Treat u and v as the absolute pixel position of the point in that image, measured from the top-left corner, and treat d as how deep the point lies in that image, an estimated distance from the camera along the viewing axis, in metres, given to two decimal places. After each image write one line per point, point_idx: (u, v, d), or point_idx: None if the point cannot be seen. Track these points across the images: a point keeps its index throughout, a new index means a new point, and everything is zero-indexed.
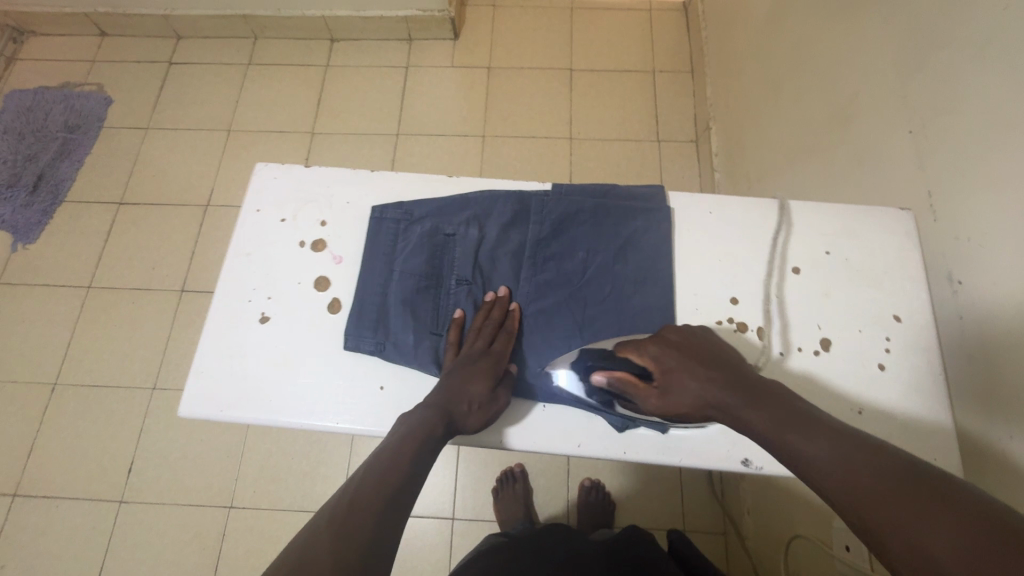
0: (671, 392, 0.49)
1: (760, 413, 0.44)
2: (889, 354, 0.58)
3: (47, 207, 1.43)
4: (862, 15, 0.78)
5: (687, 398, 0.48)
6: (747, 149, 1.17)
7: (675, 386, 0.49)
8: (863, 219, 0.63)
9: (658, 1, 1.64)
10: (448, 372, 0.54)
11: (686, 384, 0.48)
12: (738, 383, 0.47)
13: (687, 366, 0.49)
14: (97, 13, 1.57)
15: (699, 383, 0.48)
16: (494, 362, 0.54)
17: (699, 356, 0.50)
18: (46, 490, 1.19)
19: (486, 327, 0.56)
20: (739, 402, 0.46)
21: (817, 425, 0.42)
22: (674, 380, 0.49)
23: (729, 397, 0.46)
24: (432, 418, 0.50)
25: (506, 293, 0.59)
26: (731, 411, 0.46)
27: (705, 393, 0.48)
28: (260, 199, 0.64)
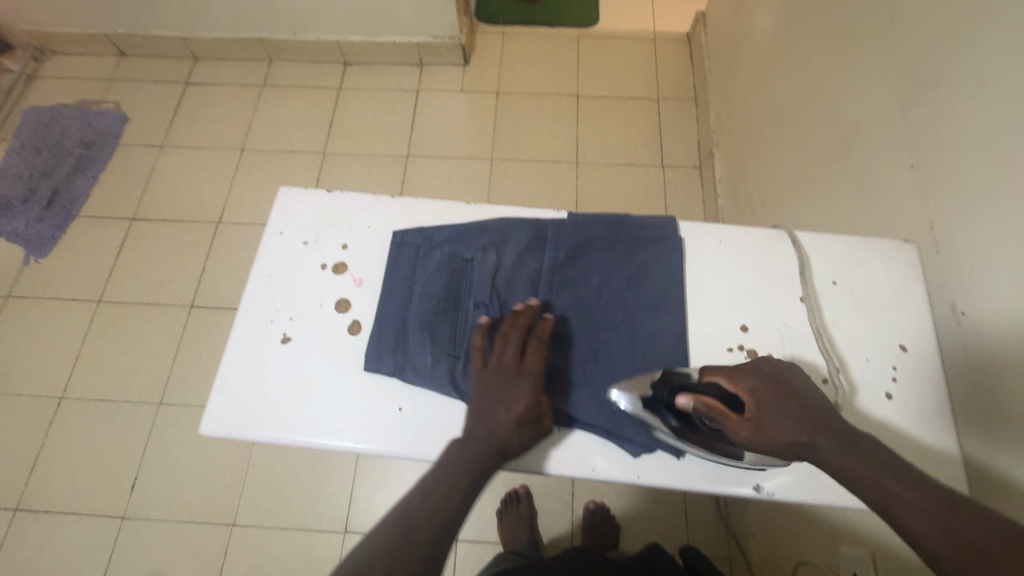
0: (765, 427, 0.46)
1: (858, 463, 0.42)
2: (896, 383, 0.59)
3: (60, 221, 1.45)
4: (863, 53, 0.82)
5: (780, 437, 0.45)
6: (751, 176, 1.20)
7: (768, 419, 0.46)
8: (867, 251, 0.65)
9: (662, 31, 1.69)
10: (482, 387, 0.54)
11: (779, 419, 0.46)
12: (833, 428, 0.45)
13: (783, 402, 0.47)
14: (118, 34, 1.61)
15: (795, 422, 0.45)
16: (526, 372, 0.55)
17: (797, 396, 0.47)
18: (48, 505, 1.18)
19: (512, 337, 0.56)
20: (837, 448, 0.43)
21: (906, 479, 0.40)
22: (766, 412, 0.47)
23: (823, 439, 0.44)
24: (478, 445, 0.51)
25: (530, 304, 0.59)
26: (828, 457, 0.43)
27: (800, 433, 0.45)
28: (283, 222, 0.66)
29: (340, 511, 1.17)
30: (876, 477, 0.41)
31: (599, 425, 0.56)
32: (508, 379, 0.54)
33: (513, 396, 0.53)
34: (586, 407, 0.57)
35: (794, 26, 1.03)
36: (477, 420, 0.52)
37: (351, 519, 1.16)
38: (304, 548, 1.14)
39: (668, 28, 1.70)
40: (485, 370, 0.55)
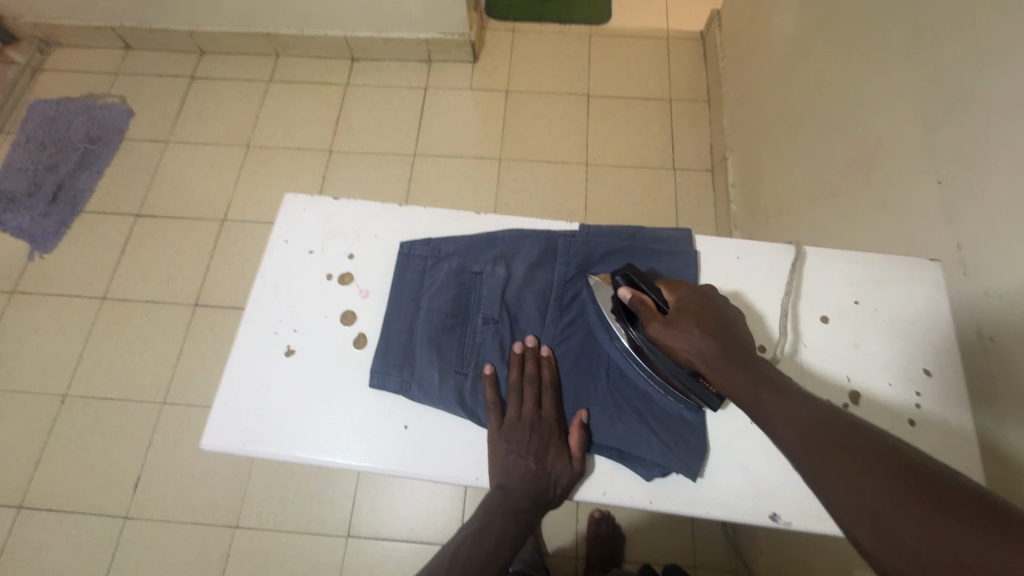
0: (677, 327, 0.51)
1: (744, 375, 0.48)
2: (919, 409, 0.56)
3: (65, 217, 1.44)
4: (888, 61, 0.79)
5: (688, 337, 0.51)
6: (765, 183, 1.17)
7: (682, 324, 0.51)
8: (891, 270, 0.63)
9: (675, 30, 1.66)
10: (503, 443, 0.53)
11: (693, 327, 0.51)
12: (735, 347, 0.50)
13: (703, 316, 0.52)
14: (124, 27, 1.59)
15: (705, 334, 0.51)
16: (548, 424, 0.54)
17: (720, 321, 0.52)
18: (51, 503, 1.18)
19: (525, 385, 0.56)
20: (729, 364, 0.49)
21: (780, 395, 0.46)
22: (684, 319, 0.52)
23: (721, 351, 0.49)
24: (515, 501, 0.52)
25: (535, 342, 0.58)
26: (717, 370, 0.49)
27: (703, 340, 0.50)
28: (288, 230, 0.64)
29: (344, 516, 1.16)
30: (755, 392, 0.47)
31: (613, 447, 0.54)
32: (530, 429, 0.54)
33: (540, 453, 0.53)
34: (608, 435, 0.54)
35: (814, 29, 1.00)
36: (513, 484, 0.52)
37: (354, 524, 1.15)
38: (306, 552, 1.13)
39: (681, 27, 1.66)
40: (502, 424, 0.54)
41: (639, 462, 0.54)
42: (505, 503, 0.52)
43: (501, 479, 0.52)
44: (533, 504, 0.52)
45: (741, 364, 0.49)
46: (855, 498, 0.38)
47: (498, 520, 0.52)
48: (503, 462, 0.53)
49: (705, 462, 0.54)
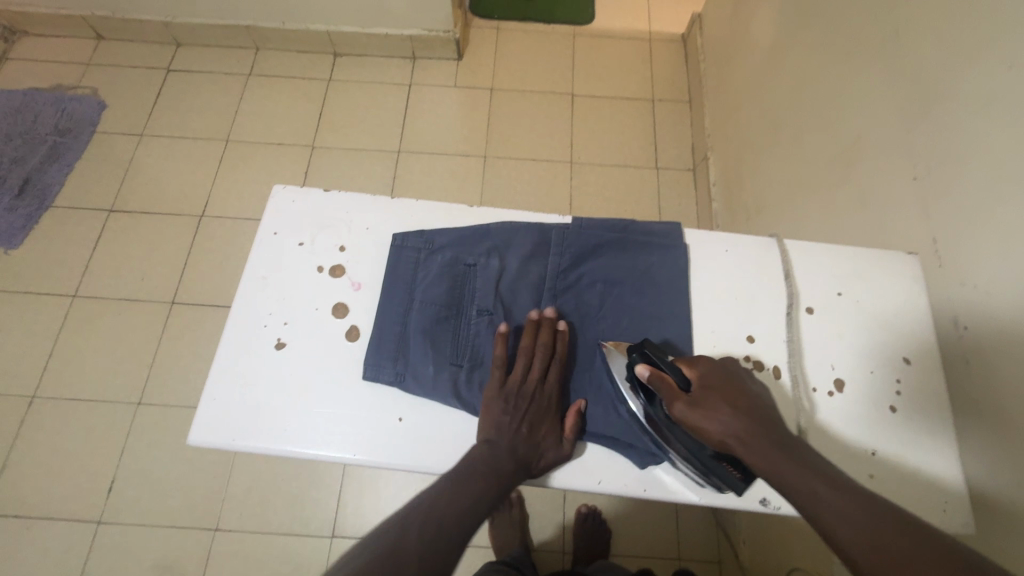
0: (705, 408, 0.48)
1: (782, 462, 0.45)
2: (899, 396, 0.59)
3: (32, 212, 1.38)
4: (865, 64, 0.82)
5: (718, 424, 0.48)
6: (746, 181, 1.20)
7: (710, 403, 0.49)
8: (871, 262, 0.65)
9: (657, 31, 1.68)
10: (501, 403, 0.53)
11: (719, 407, 0.48)
12: (768, 426, 0.48)
13: (726, 392, 0.50)
14: (95, 16, 1.54)
15: (733, 416, 0.48)
16: (545, 397, 0.55)
17: (746, 397, 0.50)
18: (19, 509, 1.13)
19: (534, 350, 0.56)
20: (768, 449, 0.46)
21: (808, 470, 0.44)
22: (710, 398, 0.49)
23: (758, 437, 0.47)
24: (505, 462, 0.50)
25: (552, 314, 0.59)
26: (757, 457, 0.46)
27: (733, 427, 0.47)
28: (276, 221, 0.63)
29: (328, 515, 1.14)
30: (800, 481, 0.44)
31: (607, 436, 0.55)
32: (531, 395, 0.54)
33: (534, 421, 0.53)
34: (603, 423, 0.55)
35: (793, 33, 1.03)
36: (503, 443, 0.51)
37: (338, 524, 1.14)
38: (289, 553, 1.11)
39: (663, 28, 1.69)
40: (503, 384, 0.54)
41: (636, 451, 0.54)
42: (494, 461, 0.50)
43: (490, 435, 0.52)
44: (519, 469, 0.51)
45: (776, 447, 0.46)
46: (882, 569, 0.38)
47: (482, 481, 0.48)
48: (497, 420, 0.52)
49: None
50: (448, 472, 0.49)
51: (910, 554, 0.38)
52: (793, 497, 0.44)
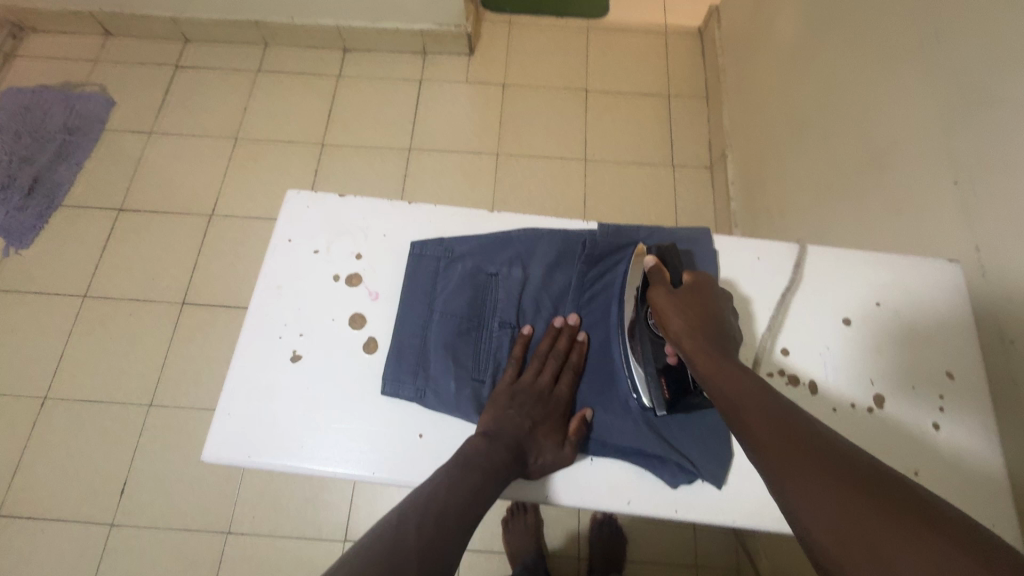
0: (677, 303, 0.52)
1: (718, 359, 0.47)
2: (943, 413, 0.56)
3: (42, 211, 1.37)
4: (900, 60, 0.78)
5: (682, 316, 0.51)
6: (767, 181, 1.17)
7: (683, 304, 0.52)
8: (912, 271, 0.62)
9: (673, 24, 1.64)
10: (510, 403, 0.53)
11: (689, 308, 0.52)
12: (723, 337, 0.50)
13: (705, 300, 0.53)
14: (103, 13, 1.52)
15: (697, 317, 0.51)
16: (557, 403, 0.54)
17: (717, 314, 0.52)
18: (33, 511, 1.13)
19: (550, 356, 0.56)
20: (710, 348, 0.48)
21: (737, 367, 0.46)
22: (685, 301, 0.52)
23: (710, 344, 0.49)
24: (502, 458, 0.49)
25: (575, 322, 0.58)
26: (699, 352, 0.49)
27: (691, 326, 0.50)
28: (291, 228, 0.61)
29: (340, 519, 1.13)
30: (727, 372, 0.46)
31: (634, 454, 0.53)
32: (540, 399, 0.54)
33: (537, 421, 0.52)
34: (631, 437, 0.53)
35: (821, 26, 0.99)
36: (501, 435, 0.50)
37: (351, 528, 1.12)
38: (301, 558, 1.10)
39: (679, 22, 1.65)
40: (515, 384, 0.54)
41: (665, 469, 0.52)
42: (489, 452, 0.49)
43: (490, 429, 0.51)
44: (514, 462, 0.50)
45: (720, 351, 0.48)
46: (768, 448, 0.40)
47: (475, 476, 0.47)
48: (500, 414, 0.52)
49: (730, 471, 0.53)
50: (442, 470, 0.48)
51: (793, 439, 0.39)
52: (717, 396, 0.46)
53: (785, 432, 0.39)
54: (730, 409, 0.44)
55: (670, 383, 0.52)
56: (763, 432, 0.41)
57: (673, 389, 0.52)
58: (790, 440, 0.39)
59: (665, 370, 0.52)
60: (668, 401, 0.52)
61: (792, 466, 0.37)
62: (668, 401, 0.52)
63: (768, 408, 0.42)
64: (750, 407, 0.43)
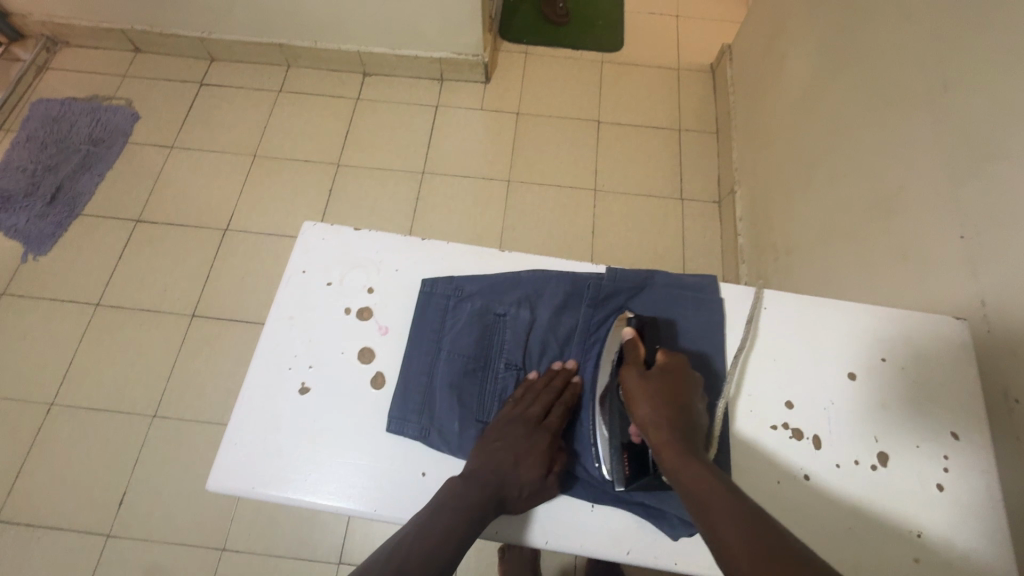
0: (646, 389, 0.52)
1: (684, 457, 0.47)
2: (948, 473, 0.55)
3: (62, 219, 1.41)
4: (910, 112, 0.80)
5: (649, 403, 0.51)
6: (775, 220, 1.18)
7: (653, 390, 0.51)
8: (918, 326, 0.62)
9: (686, 61, 1.67)
10: (498, 438, 0.53)
11: (659, 394, 0.51)
12: (690, 428, 0.50)
13: (677, 384, 0.52)
14: (134, 30, 1.57)
15: (665, 405, 0.50)
16: (546, 437, 0.54)
17: (687, 401, 0.51)
18: (31, 518, 1.13)
19: (544, 392, 0.56)
20: (676, 443, 0.48)
21: (704, 466, 0.46)
22: (655, 388, 0.51)
23: (678, 440, 0.48)
24: (482, 497, 0.49)
25: (573, 367, 0.59)
26: (666, 447, 0.48)
27: (658, 416, 0.50)
28: (305, 259, 0.63)
29: (335, 542, 1.12)
30: (694, 473, 0.46)
31: (634, 502, 0.53)
32: (528, 434, 0.54)
33: (523, 455, 0.52)
34: (635, 487, 0.53)
35: (832, 75, 1.01)
36: (485, 472, 0.51)
37: (345, 551, 1.12)
38: None
39: (692, 58, 1.68)
40: (506, 417, 0.55)
41: (665, 521, 0.52)
42: (466, 491, 0.49)
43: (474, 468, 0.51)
44: (494, 500, 0.49)
45: (688, 447, 0.48)
46: (737, 555, 0.40)
47: (448, 517, 0.47)
48: (488, 449, 0.53)
49: None
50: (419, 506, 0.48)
51: (761, 552, 0.39)
52: (685, 496, 0.45)
53: (757, 549, 0.39)
54: (698, 509, 0.44)
55: (631, 460, 0.52)
56: (730, 541, 0.41)
57: (634, 466, 0.52)
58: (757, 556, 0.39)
59: (629, 445, 0.52)
60: (627, 477, 0.51)
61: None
62: (627, 476, 0.51)
63: (729, 519, 0.42)
64: (717, 519, 0.42)
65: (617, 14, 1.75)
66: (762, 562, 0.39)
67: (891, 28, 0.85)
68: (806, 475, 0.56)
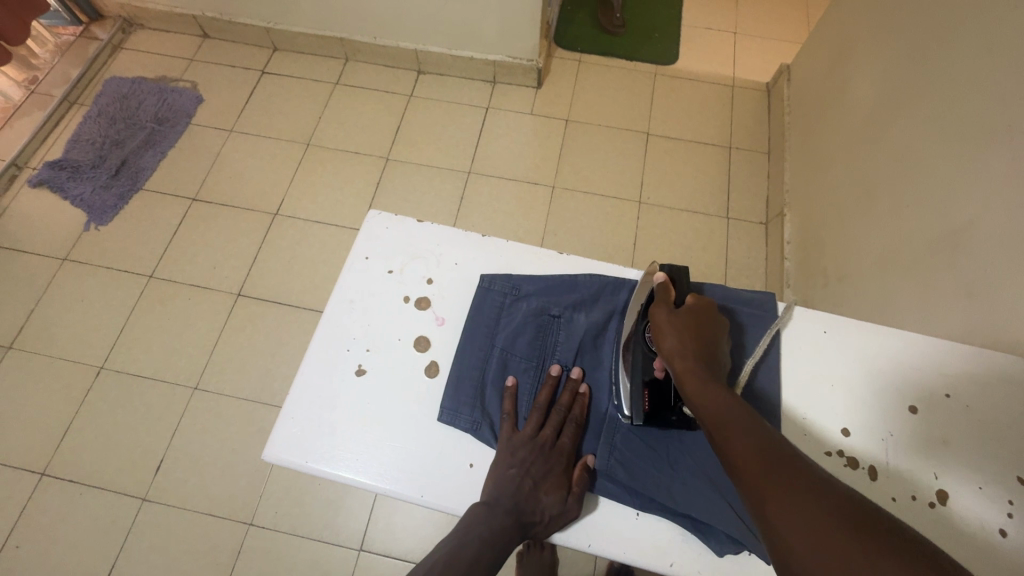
0: (673, 327, 0.53)
1: (708, 383, 0.49)
2: (1012, 519, 0.53)
3: (124, 192, 1.47)
4: (988, 146, 0.77)
5: (676, 340, 0.52)
6: (827, 245, 1.15)
7: (681, 326, 0.53)
8: (984, 364, 0.60)
9: (740, 78, 1.66)
10: (511, 456, 0.53)
11: (687, 330, 0.53)
12: (714, 362, 0.51)
13: (705, 324, 0.53)
14: (205, 17, 1.64)
15: (691, 338, 0.52)
16: (562, 460, 0.54)
17: (710, 341, 0.53)
18: (73, 474, 1.18)
19: (552, 411, 0.56)
20: (699, 371, 0.50)
21: (726, 392, 0.48)
22: (683, 325, 0.53)
23: (701, 371, 0.50)
24: (505, 525, 0.50)
25: (579, 376, 0.58)
26: (689, 374, 0.50)
27: (683, 349, 0.52)
28: (369, 247, 0.65)
29: (358, 527, 1.14)
30: (716, 397, 0.48)
31: (681, 516, 0.52)
32: (539, 456, 0.53)
33: (539, 479, 0.52)
34: (683, 499, 0.51)
35: (901, 101, 0.98)
36: (505, 499, 0.51)
37: (368, 537, 1.13)
38: (316, 560, 1.12)
39: (747, 76, 1.66)
40: (512, 436, 0.54)
41: (713, 539, 0.51)
42: (487, 518, 0.50)
43: (495, 491, 0.52)
44: (515, 526, 0.50)
45: (712, 376, 0.50)
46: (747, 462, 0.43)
47: (475, 546, 0.48)
48: (502, 473, 0.52)
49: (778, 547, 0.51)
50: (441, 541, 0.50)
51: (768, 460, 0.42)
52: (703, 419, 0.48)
53: (765, 458, 0.42)
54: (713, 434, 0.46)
55: (651, 397, 0.54)
56: (742, 451, 0.44)
57: (653, 402, 0.54)
58: (767, 465, 0.42)
59: (651, 383, 0.55)
60: (645, 413, 0.54)
61: (771, 484, 0.41)
62: (646, 412, 0.54)
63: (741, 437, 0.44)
64: (731, 438, 0.45)
65: (673, 28, 1.74)
66: (768, 467, 0.42)
67: (969, 58, 0.83)
68: None
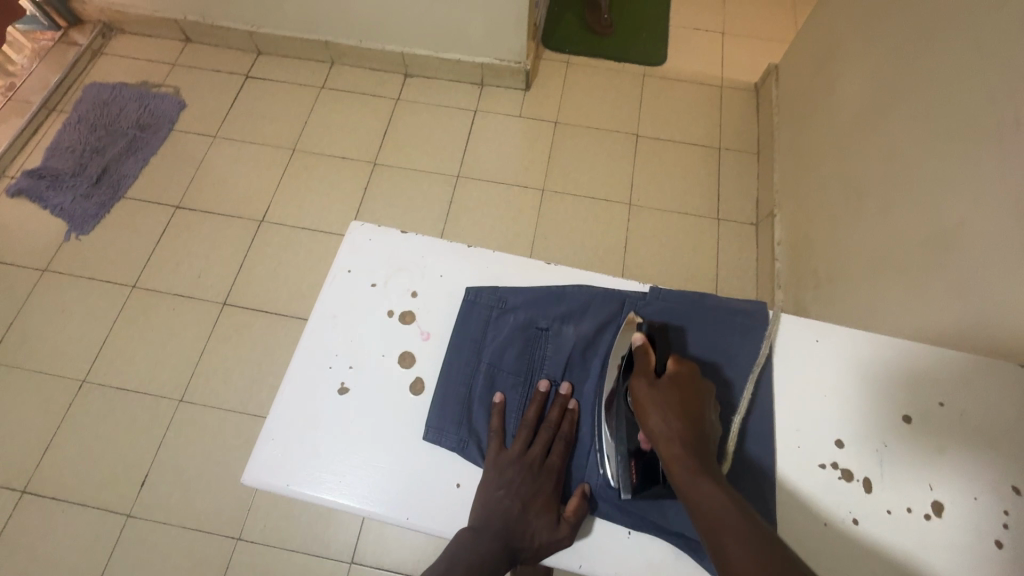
0: (655, 403, 0.49)
1: (697, 472, 0.45)
2: (1008, 530, 0.52)
3: (105, 200, 1.44)
4: (977, 149, 0.76)
5: (659, 419, 0.49)
6: (817, 247, 1.15)
7: (664, 401, 0.49)
8: (977, 370, 0.59)
9: (729, 78, 1.65)
10: (498, 476, 0.52)
11: (670, 405, 0.49)
12: (702, 441, 0.48)
13: (689, 397, 0.50)
14: (186, 21, 1.61)
15: (676, 416, 0.48)
16: (551, 479, 0.52)
17: (697, 416, 0.49)
18: (55, 491, 1.15)
19: (540, 428, 0.55)
20: (687, 456, 0.46)
21: (716, 483, 0.45)
22: (666, 400, 0.49)
23: (690, 456, 0.46)
24: (493, 550, 0.48)
25: (567, 391, 0.56)
26: (676, 461, 0.47)
27: (668, 430, 0.48)
28: (351, 259, 0.63)
29: (349, 540, 1.12)
30: (706, 490, 0.44)
31: (676, 536, 0.51)
32: (528, 476, 0.52)
33: (528, 500, 0.51)
34: (677, 518, 0.50)
35: (889, 102, 0.98)
36: (492, 522, 0.49)
37: (359, 549, 1.11)
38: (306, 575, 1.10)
39: (735, 76, 1.66)
40: (500, 456, 0.53)
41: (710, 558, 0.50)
42: (474, 543, 0.48)
43: (482, 515, 0.50)
44: (503, 551, 0.48)
45: (700, 462, 0.46)
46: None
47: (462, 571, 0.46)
48: (489, 495, 0.51)
49: None
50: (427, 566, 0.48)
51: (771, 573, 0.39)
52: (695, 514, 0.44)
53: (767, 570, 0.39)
54: (708, 535, 0.43)
55: (637, 469, 0.51)
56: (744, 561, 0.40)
57: (641, 475, 0.51)
58: None
59: (636, 454, 0.51)
60: (634, 487, 0.50)
61: None
62: (633, 485, 0.50)
63: (737, 543, 0.41)
64: (728, 544, 0.41)
65: (661, 28, 1.73)
66: None
67: (957, 59, 0.83)
68: (854, 520, 0.54)
